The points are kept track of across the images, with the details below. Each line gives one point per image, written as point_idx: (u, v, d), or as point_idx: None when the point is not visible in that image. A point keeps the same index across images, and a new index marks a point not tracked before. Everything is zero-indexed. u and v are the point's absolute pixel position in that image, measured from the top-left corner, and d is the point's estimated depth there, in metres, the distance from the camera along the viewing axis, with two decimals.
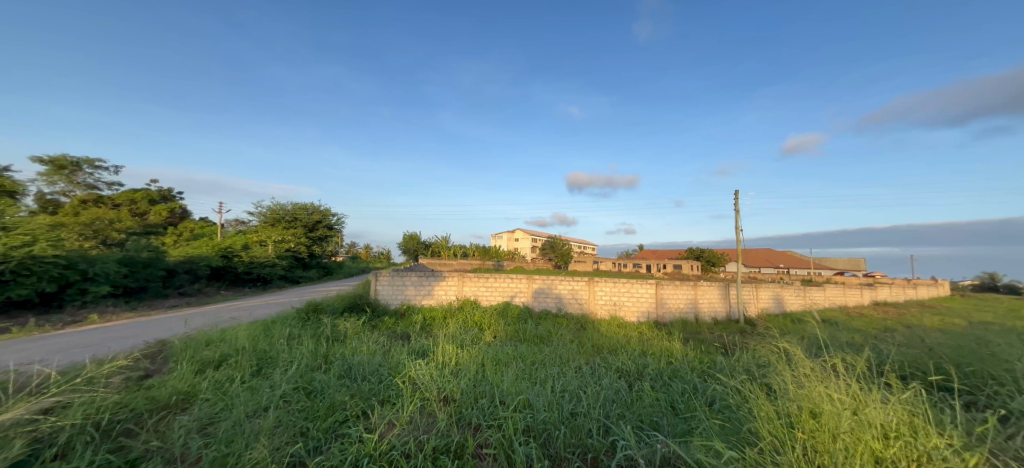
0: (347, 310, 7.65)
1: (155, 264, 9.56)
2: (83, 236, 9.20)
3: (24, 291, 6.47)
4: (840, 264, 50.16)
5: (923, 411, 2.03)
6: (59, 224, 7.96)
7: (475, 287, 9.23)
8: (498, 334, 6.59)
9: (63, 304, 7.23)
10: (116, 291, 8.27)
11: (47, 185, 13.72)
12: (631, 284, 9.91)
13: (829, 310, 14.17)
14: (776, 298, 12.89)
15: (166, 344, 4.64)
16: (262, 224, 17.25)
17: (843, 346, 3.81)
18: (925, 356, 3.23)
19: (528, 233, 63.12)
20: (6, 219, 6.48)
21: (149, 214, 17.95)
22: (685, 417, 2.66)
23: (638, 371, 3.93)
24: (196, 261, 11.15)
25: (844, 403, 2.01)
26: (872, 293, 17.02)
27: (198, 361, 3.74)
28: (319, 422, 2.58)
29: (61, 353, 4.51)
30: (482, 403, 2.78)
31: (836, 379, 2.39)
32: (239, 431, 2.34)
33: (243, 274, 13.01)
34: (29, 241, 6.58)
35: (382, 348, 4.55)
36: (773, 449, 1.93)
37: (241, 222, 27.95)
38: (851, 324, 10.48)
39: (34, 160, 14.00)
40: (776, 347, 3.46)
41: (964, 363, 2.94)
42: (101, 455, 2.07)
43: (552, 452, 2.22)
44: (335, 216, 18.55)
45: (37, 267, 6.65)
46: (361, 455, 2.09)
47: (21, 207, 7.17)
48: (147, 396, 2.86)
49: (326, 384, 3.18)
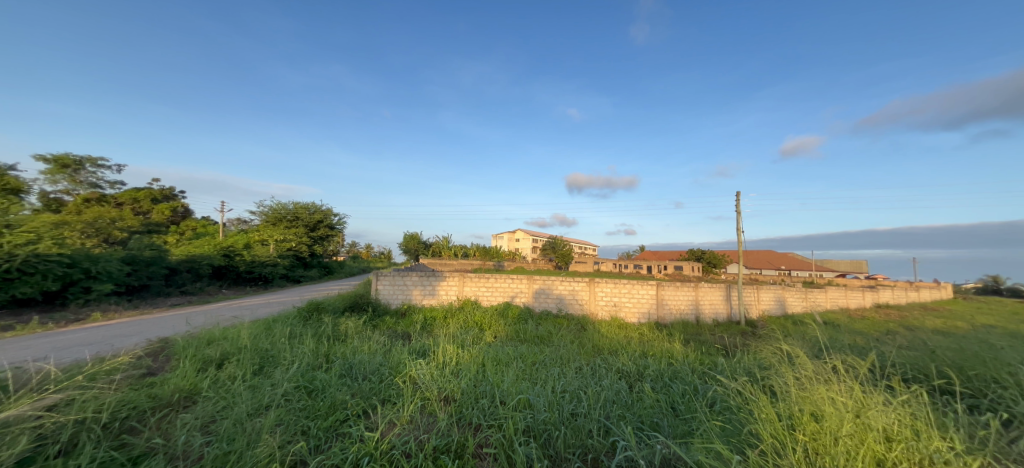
0: (348, 309, 7.66)
1: (158, 262, 9.58)
2: (86, 235, 9.23)
3: (29, 289, 6.51)
4: (841, 266, 50.00)
5: (924, 414, 2.03)
6: (61, 223, 7.96)
7: (475, 287, 9.23)
8: (499, 334, 6.60)
9: (66, 303, 7.24)
10: (119, 290, 8.28)
11: (49, 184, 13.76)
12: (632, 285, 9.89)
13: (832, 312, 14.14)
14: (777, 300, 12.85)
15: (168, 342, 4.67)
16: (263, 223, 17.29)
17: (844, 349, 3.80)
18: (928, 358, 3.22)
19: (528, 233, 63.34)
20: (11, 218, 6.56)
21: (151, 213, 18.02)
22: (686, 418, 2.66)
23: (639, 372, 3.92)
24: (199, 260, 11.17)
25: (848, 406, 2.02)
26: (874, 295, 16.95)
27: (199, 360, 3.74)
28: (320, 421, 2.58)
29: (63, 350, 4.54)
30: (483, 403, 2.78)
31: (837, 381, 2.39)
32: (240, 430, 2.34)
33: (245, 272, 13.01)
34: (33, 239, 6.62)
35: (382, 348, 4.54)
36: (773, 451, 1.93)
37: (243, 221, 28.10)
38: (850, 326, 10.50)
39: (38, 159, 14.12)
40: (778, 349, 3.47)
41: (966, 366, 2.93)
42: (105, 452, 2.08)
43: (552, 453, 2.23)
44: (336, 217, 18.60)
45: (42, 265, 6.69)
46: (361, 454, 2.09)
47: (26, 205, 7.24)
48: (150, 394, 2.87)
49: (327, 383, 3.19)
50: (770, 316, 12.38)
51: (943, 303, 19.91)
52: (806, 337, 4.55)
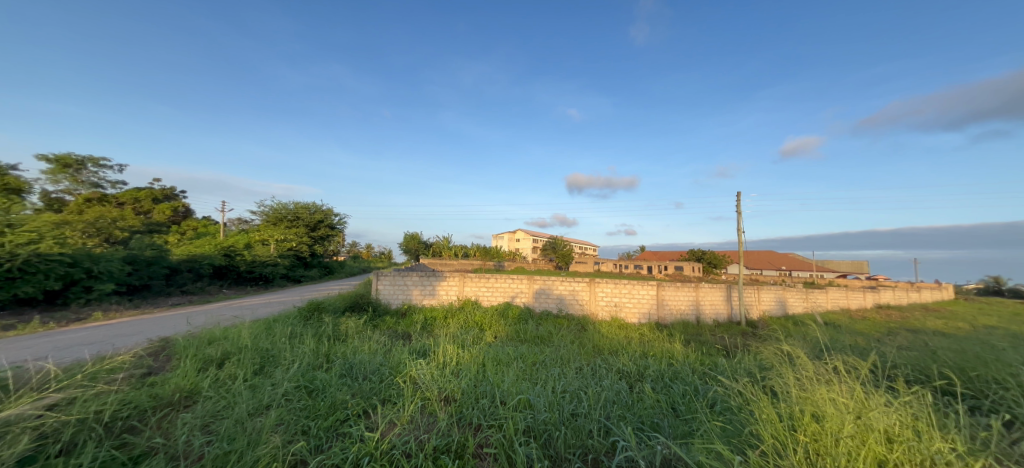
0: (349, 309, 7.66)
1: (159, 262, 9.58)
2: (87, 234, 9.24)
3: (30, 288, 6.51)
4: (842, 267, 49.91)
5: (926, 415, 2.03)
6: (63, 222, 7.97)
7: (475, 287, 9.22)
8: (499, 335, 6.60)
9: (67, 302, 7.25)
10: (120, 290, 8.29)
11: (50, 183, 13.80)
12: (632, 285, 9.88)
13: (833, 313, 14.11)
14: (778, 301, 12.84)
15: (169, 342, 4.67)
16: (264, 223, 17.31)
17: (846, 350, 3.79)
18: (929, 359, 3.22)
19: (529, 234, 63.36)
20: (12, 217, 6.57)
21: (152, 213, 18.05)
22: (687, 419, 2.66)
23: (639, 373, 3.92)
24: (199, 260, 11.17)
25: (849, 407, 2.02)
26: (874, 295, 16.91)
27: (200, 359, 3.75)
28: (320, 421, 2.58)
29: (64, 350, 4.55)
30: (483, 403, 2.78)
31: (839, 382, 2.39)
32: (240, 429, 2.34)
33: (245, 272, 13.02)
34: (34, 239, 6.63)
35: (382, 348, 4.54)
36: (774, 452, 1.93)
37: (244, 221, 28.13)
38: (851, 326, 10.48)
39: (40, 158, 14.15)
40: (779, 350, 3.46)
41: (968, 367, 2.92)
42: (106, 451, 2.08)
43: (552, 453, 2.23)
44: (337, 217, 18.60)
45: (43, 265, 6.69)
46: (362, 454, 2.10)
47: (27, 205, 7.25)
48: (150, 394, 2.87)
49: (327, 382, 3.19)
50: (770, 317, 12.36)
51: (945, 304, 19.86)
52: (807, 338, 4.54)
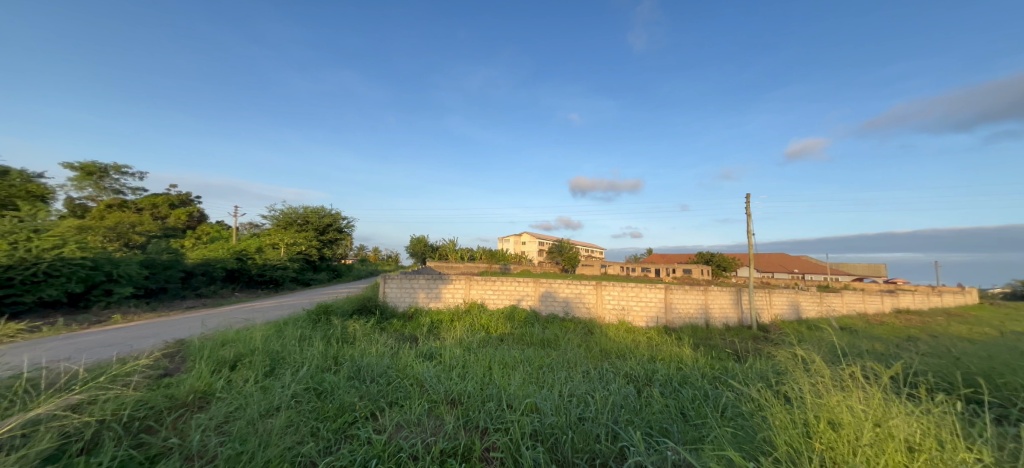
0: (356, 312, 7.73)
1: (175, 265, 9.76)
2: (107, 239, 9.48)
3: (54, 291, 6.68)
4: (859, 269, 49.06)
5: (948, 423, 1.96)
6: (84, 228, 8.19)
7: (482, 290, 9.22)
8: (506, 338, 6.61)
9: (89, 304, 7.43)
10: (137, 292, 8.48)
11: (75, 190, 14.30)
12: (640, 288, 9.77)
13: (848, 317, 13.77)
14: (791, 304, 12.60)
15: (185, 343, 4.80)
16: (275, 226, 17.61)
17: (864, 356, 3.68)
18: (952, 366, 3.12)
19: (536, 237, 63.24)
20: (38, 223, 6.78)
21: (169, 218, 18.48)
22: (696, 424, 2.63)
23: (647, 377, 3.88)
24: (213, 263, 11.36)
25: (865, 413, 1.97)
26: (893, 299, 16.50)
27: (215, 360, 3.83)
28: (329, 422, 2.61)
29: (87, 351, 4.67)
30: (489, 406, 2.78)
31: (853, 387, 2.33)
32: (252, 430, 2.36)
33: (256, 275, 13.21)
34: (58, 244, 6.83)
35: (390, 350, 4.60)
36: (787, 459, 1.89)
37: (255, 226, 28.77)
38: (867, 331, 10.26)
39: (65, 166, 14.70)
40: (793, 354, 3.38)
41: (996, 375, 2.82)
42: (124, 451, 2.12)
43: (560, 457, 2.21)
44: (345, 220, 18.87)
45: (65, 268, 6.86)
46: (370, 456, 2.11)
47: (52, 211, 7.47)
48: (167, 395, 2.92)
49: (336, 384, 3.22)
50: (783, 320, 12.15)
51: (968, 309, 19.34)
52: (821, 342, 4.44)
